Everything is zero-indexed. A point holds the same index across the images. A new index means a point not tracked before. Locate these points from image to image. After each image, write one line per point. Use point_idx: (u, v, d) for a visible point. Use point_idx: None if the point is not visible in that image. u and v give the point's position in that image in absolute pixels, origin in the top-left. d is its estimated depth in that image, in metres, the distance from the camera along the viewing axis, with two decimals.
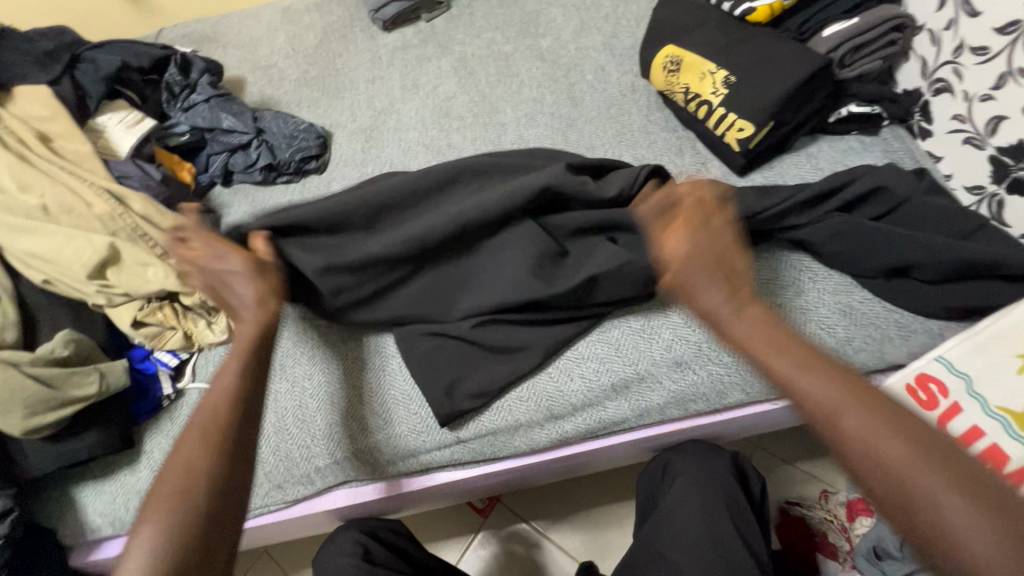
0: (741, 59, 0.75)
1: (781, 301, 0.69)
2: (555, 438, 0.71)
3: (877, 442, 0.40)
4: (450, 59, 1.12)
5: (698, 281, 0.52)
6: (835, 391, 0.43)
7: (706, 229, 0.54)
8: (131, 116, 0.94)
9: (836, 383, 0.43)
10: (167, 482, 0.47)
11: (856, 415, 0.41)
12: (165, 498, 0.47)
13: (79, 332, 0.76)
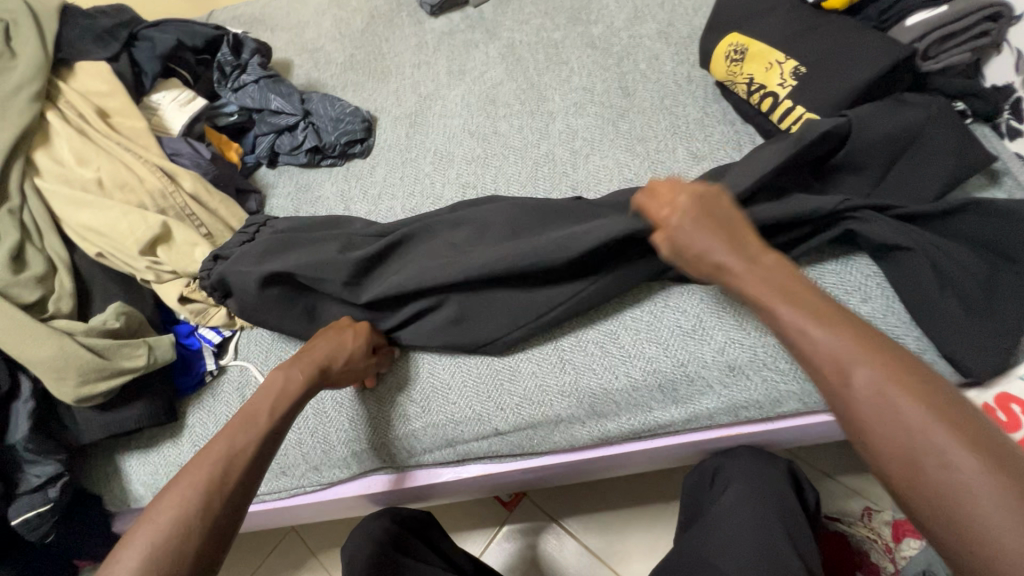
0: (815, 48, 0.71)
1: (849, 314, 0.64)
2: (597, 436, 0.69)
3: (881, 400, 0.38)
4: (498, 45, 1.09)
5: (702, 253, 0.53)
6: (848, 353, 0.41)
7: (734, 238, 0.52)
8: (183, 94, 0.96)
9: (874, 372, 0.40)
10: (170, 515, 0.48)
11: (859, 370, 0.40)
12: (163, 533, 0.47)
13: (129, 306, 0.77)
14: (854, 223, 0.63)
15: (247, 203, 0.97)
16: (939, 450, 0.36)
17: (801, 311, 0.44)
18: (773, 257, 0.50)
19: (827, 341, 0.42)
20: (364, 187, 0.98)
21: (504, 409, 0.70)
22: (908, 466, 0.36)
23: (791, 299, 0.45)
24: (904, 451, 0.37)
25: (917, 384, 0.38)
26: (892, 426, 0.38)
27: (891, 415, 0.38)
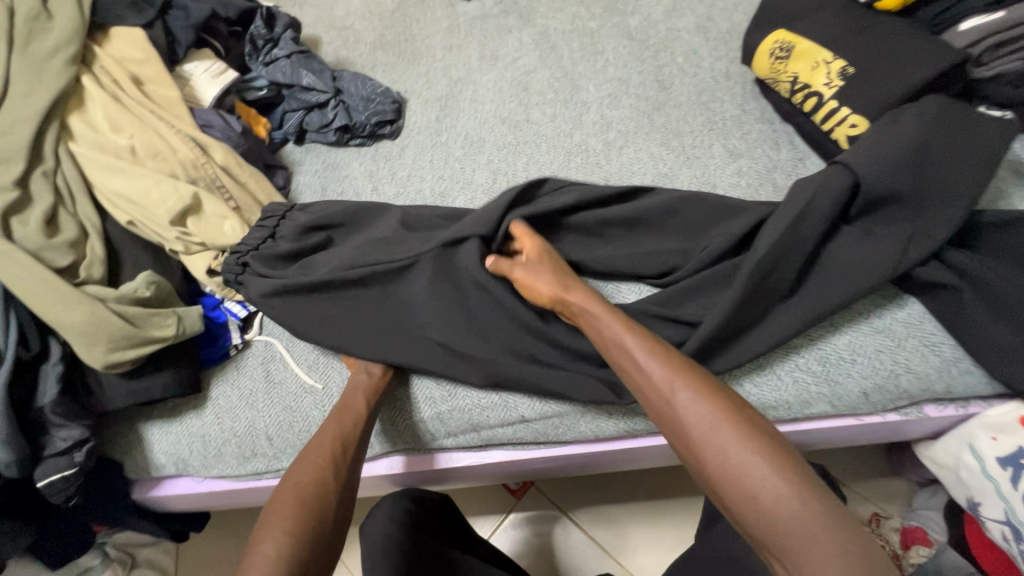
0: (864, 50, 0.70)
1: (878, 327, 0.64)
2: (623, 427, 0.69)
3: (725, 440, 0.48)
4: (532, 32, 1.08)
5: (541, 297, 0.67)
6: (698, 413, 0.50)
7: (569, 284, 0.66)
8: (216, 66, 0.95)
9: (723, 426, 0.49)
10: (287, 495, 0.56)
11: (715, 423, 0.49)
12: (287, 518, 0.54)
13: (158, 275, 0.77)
14: (897, 234, 0.62)
15: (274, 178, 0.97)
16: (769, 487, 0.45)
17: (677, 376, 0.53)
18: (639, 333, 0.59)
19: (698, 414, 0.50)
20: (392, 169, 0.97)
21: (531, 396, 0.70)
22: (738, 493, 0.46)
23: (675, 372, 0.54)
24: (742, 490, 0.46)
25: (757, 434, 0.48)
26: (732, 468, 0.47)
27: (736, 470, 0.47)
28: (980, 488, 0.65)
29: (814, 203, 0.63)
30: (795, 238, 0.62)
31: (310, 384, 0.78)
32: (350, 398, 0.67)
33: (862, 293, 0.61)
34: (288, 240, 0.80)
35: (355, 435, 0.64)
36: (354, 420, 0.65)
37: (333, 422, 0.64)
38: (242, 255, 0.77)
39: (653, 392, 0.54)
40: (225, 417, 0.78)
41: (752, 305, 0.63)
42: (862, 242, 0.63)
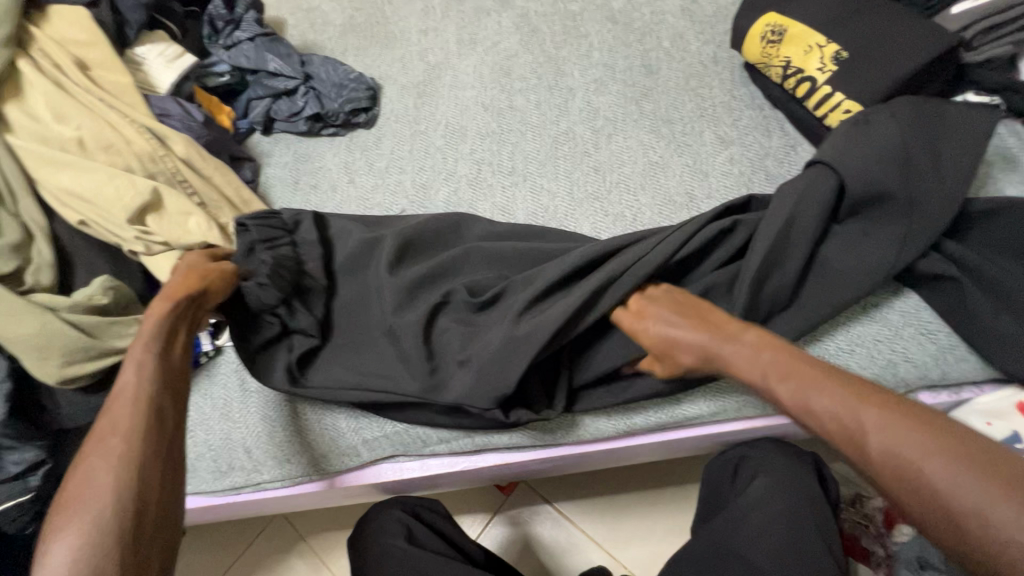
0: (857, 34, 0.68)
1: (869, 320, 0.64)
2: (621, 428, 0.67)
3: (894, 443, 0.43)
4: (512, 15, 1.04)
5: (677, 351, 0.57)
6: (846, 414, 0.46)
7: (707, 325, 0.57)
8: (172, 49, 0.87)
9: (884, 418, 0.45)
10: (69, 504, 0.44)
11: (868, 424, 0.45)
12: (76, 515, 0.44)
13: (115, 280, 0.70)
14: (897, 223, 0.61)
15: (241, 171, 0.91)
16: (952, 486, 0.41)
17: (803, 384, 0.49)
18: (754, 333, 0.55)
19: (841, 411, 0.47)
20: (369, 159, 0.92)
21: None
22: (936, 506, 0.41)
23: (792, 376, 0.50)
24: (934, 500, 0.41)
25: (911, 416, 0.44)
26: (913, 477, 0.42)
27: (918, 480, 0.42)
28: None
29: (802, 205, 0.61)
30: (786, 245, 0.61)
31: (288, 392, 0.73)
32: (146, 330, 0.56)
33: (864, 291, 0.61)
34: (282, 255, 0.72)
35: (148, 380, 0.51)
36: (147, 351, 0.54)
37: (117, 384, 0.51)
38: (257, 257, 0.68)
39: (794, 401, 0.49)
40: (198, 430, 0.73)
41: (754, 304, 0.61)
42: (853, 248, 0.62)
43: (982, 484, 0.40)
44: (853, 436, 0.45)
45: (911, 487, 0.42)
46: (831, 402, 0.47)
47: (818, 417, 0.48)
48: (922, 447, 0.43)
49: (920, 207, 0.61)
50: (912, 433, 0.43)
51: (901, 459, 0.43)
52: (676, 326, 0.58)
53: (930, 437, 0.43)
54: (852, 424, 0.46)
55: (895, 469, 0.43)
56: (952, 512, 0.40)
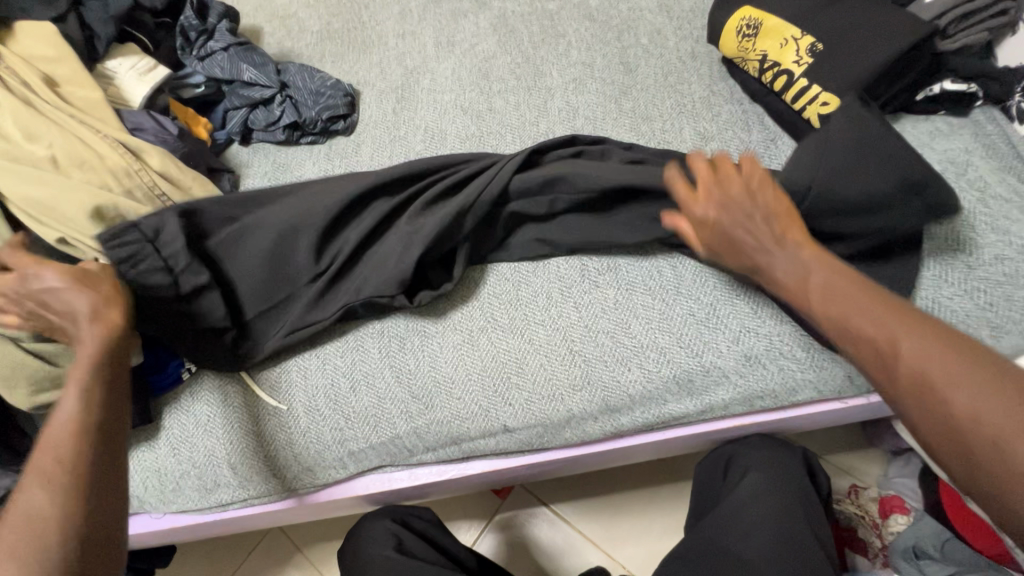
0: (831, 25, 0.68)
1: None
2: (609, 431, 0.66)
3: (926, 365, 0.42)
4: (489, 16, 1.03)
5: (739, 247, 0.55)
6: (884, 335, 0.45)
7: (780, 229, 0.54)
8: (144, 62, 0.86)
9: (922, 345, 0.43)
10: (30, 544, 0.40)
11: (906, 346, 0.43)
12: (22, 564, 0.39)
13: None
14: (879, 216, 0.60)
15: (219, 183, 0.90)
16: (978, 410, 0.39)
17: (847, 305, 0.47)
18: (809, 249, 0.52)
19: (874, 331, 0.45)
20: (348, 167, 0.91)
21: (513, 404, 0.67)
22: (947, 430, 0.40)
23: (839, 296, 0.48)
24: (951, 419, 0.40)
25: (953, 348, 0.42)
26: (937, 400, 0.41)
27: (944, 403, 0.40)
28: None
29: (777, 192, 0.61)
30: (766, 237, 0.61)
31: (271, 406, 0.72)
32: (90, 342, 0.50)
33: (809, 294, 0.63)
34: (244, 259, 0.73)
35: (90, 409, 0.46)
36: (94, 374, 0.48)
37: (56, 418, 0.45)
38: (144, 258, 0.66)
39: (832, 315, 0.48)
40: (182, 447, 0.72)
41: None
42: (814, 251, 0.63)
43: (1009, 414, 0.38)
44: (888, 357, 0.44)
45: (935, 406, 0.41)
46: (872, 324, 0.45)
47: (855, 340, 0.46)
48: (956, 375, 0.41)
49: (902, 197, 0.60)
50: (947, 362, 0.41)
51: (930, 384, 0.41)
52: (733, 226, 0.55)
53: (968, 365, 0.41)
54: (888, 350, 0.44)
55: (923, 389, 0.42)
56: (969, 433, 0.39)
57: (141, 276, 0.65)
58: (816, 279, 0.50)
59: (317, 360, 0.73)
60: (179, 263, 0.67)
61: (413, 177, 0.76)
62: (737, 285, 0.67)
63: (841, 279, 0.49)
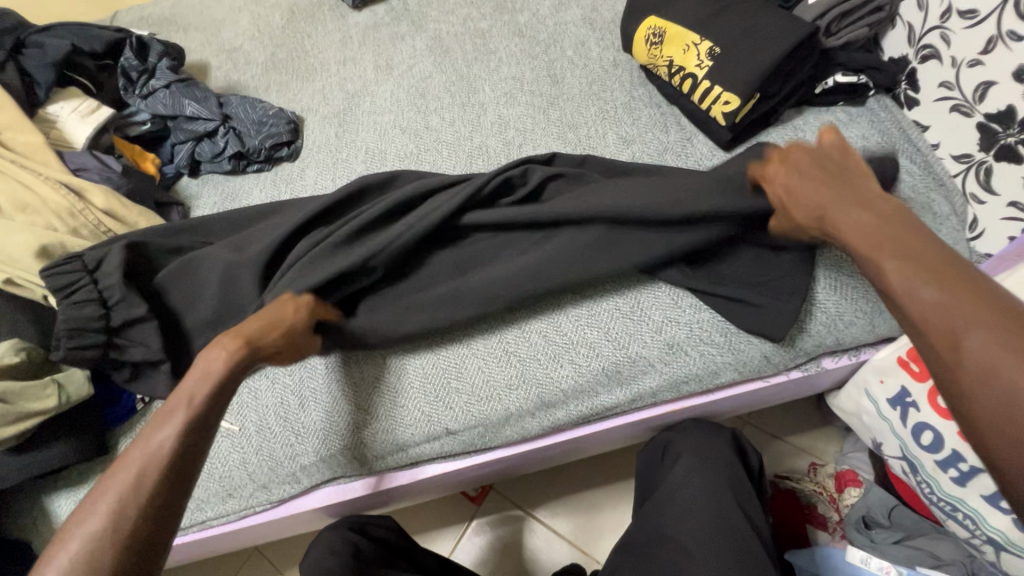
0: (726, 29, 0.73)
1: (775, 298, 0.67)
2: (547, 426, 0.69)
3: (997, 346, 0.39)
4: (425, 37, 1.07)
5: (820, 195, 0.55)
6: (958, 311, 0.42)
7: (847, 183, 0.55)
8: (85, 105, 0.89)
9: (990, 325, 0.40)
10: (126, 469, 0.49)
11: (976, 331, 0.40)
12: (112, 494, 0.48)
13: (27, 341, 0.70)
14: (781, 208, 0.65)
15: (169, 216, 0.92)
16: None
17: (915, 269, 0.45)
18: (887, 210, 0.52)
19: (938, 303, 0.43)
20: (294, 192, 0.94)
21: (454, 406, 0.69)
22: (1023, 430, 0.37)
23: (909, 258, 0.46)
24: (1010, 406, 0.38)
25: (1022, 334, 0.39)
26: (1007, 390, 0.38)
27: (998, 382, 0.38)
28: (878, 432, 0.75)
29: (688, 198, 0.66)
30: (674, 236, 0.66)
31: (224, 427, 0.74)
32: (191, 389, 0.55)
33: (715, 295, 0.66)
34: (186, 286, 0.77)
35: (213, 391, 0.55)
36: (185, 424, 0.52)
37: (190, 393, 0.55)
38: (72, 289, 0.68)
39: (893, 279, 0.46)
40: None
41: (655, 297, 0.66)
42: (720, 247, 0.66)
43: None
44: (953, 336, 0.41)
45: (990, 388, 0.39)
46: (934, 289, 0.43)
47: (924, 311, 0.43)
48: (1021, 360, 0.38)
49: None
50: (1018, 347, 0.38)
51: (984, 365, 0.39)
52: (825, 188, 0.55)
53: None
54: (949, 329, 0.42)
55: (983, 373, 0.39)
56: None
57: (73, 305, 0.68)
58: (888, 240, 0.48)
59: (268, 382, 0.76)
60: (114, 297, 0.70)
61: (349, 197, 0.79)
62: (655, 283, 0.71)
63: (920, 249, 0.47)
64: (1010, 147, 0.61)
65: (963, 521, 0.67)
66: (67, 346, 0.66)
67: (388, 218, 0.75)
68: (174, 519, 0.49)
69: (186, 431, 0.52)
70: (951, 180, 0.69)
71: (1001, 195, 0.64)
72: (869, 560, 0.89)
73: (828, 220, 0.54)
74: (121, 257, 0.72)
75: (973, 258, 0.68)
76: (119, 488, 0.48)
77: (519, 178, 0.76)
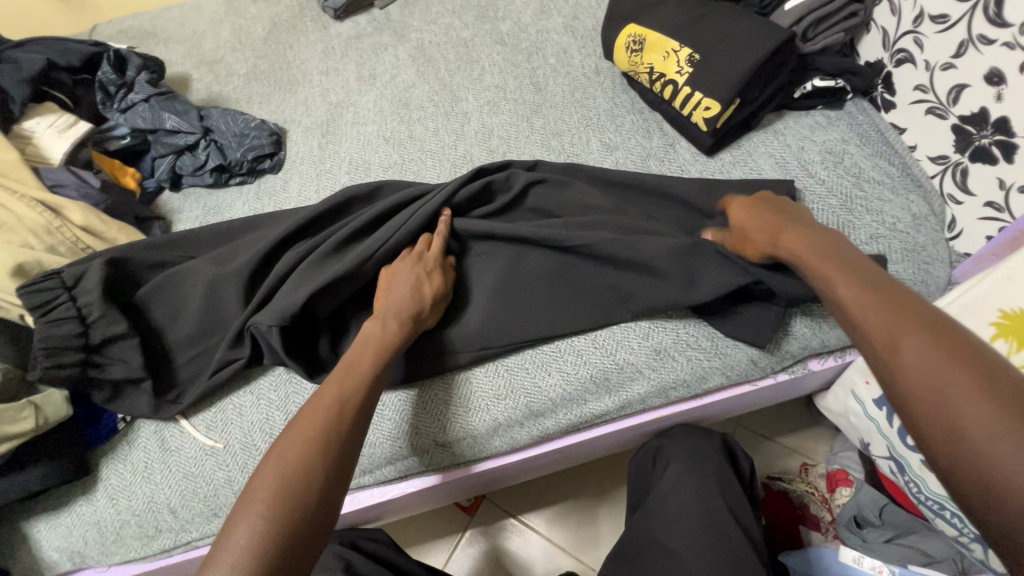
0: (705, 36, 0.74)
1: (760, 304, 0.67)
2: (536, 435, 0.69)
3: (915, 349, 0.42)
4: (408, 47, 1.07)
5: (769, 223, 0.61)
6: (888, 322, 0.45)
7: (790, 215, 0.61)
8: (62, 120, 0.88)
9: (912, 334, 0.43)
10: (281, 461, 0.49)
11: (906, 337, 0.43)
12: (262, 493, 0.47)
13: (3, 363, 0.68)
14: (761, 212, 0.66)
15: (150, 231, 0.91)
16: (959, 400, 0.39)
17: (858, 286, 0.49)
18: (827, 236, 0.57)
19: (870, 312, 0.47)
20: (277, 204, 0.93)
21: (442, 418, 0.69)
22: (938, 416, 0.40)
23: (854, 278, 0.50)
24: (928, 402, 0.41)
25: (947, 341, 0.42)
26: (927, 387, 0.41)
27: (918, 380, 0.42)
28: (867, 433, 0.75)
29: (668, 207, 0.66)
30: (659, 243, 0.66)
31: (209, 445, 0.73)
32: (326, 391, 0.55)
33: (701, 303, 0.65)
34: (168, 303, 0.76)
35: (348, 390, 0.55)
36: (325, 414, 0.52)
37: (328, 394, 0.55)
38: (51, 305, 0.67)
39: (836, 294, 0.50)
40: (120, 497, 0.72)
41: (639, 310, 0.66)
42: (706, 254, 0.66)
43: (976, 402, 0.39)
44: (885, 343, 0.45)
45: (909, 386, 0.42)
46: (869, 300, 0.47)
47: (863, 318, 0.47)
48: (938, 362, 0.41)
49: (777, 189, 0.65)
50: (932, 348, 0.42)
51: (902, 364, 0.43)
52: (766, 219, 0.62)
53: (946, 353, 0.41)
54: (882, 336, 0.45)
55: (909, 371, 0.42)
56: (946, 420, 0.39)
57: (51, 323, 0.66)
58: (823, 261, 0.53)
59: (252, 399, 0.74)
60: (93, 315, 0.69)
61: (333, 208, 0.78)
62: None
63: (858, 270, 0.51)
64: (984, 148, 0.63)
65: (951, 519, 0.68)
66: (43, 365, 0.64)
67: (372, 229, 0.75)
68: (329, 506, 0.48)
69: (331, 425, 0.52)
70: (928, 181, 0.70)
71: (977, 195, 0.65)
72: (862, 559, 0.90)
73: (782, 240, 0.58)
74: (100, 274, 0.71)
75: (952, 258, 0.69)
76: (265, 497, 0.47)
77: (502, 185, 0.76)
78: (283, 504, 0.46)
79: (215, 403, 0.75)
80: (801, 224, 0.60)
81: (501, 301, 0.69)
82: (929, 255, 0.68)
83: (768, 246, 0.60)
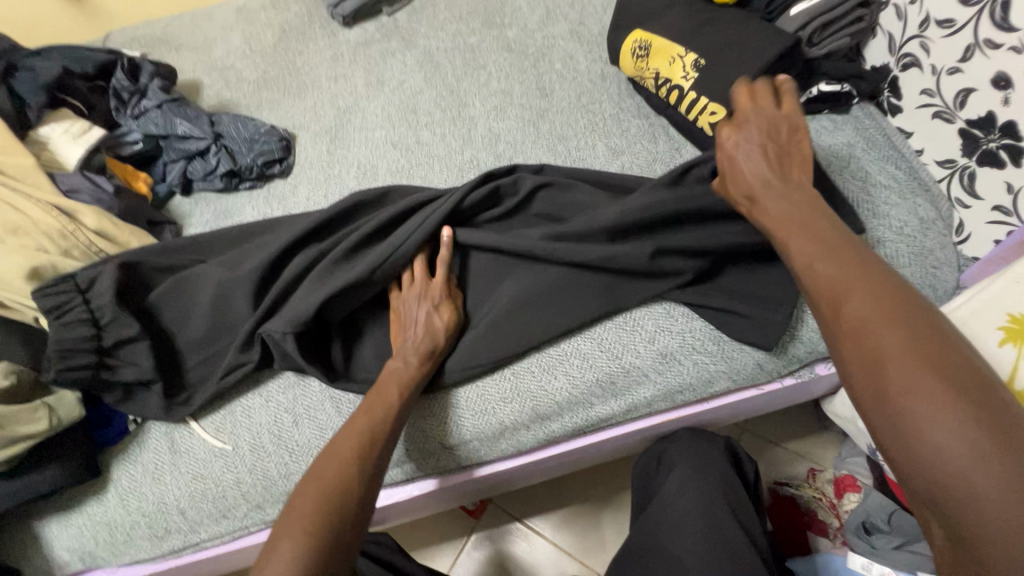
0: (710, 41, 0.74)
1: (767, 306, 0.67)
2: (543, 438, 0.69)
3: (864, 314, 0.45)
4: (415, 53, 1.08)
5: (751, 177, 0.59)
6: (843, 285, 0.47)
7: (776, 166, 0.59)
8: (76, 125, 0.89)
9: (865, 301, 0.46)
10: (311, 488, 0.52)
11: (853, 302, 0.46)
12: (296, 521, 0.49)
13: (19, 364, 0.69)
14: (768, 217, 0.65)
15: (161, 235, 0.92)
16: (893, 363, 0.42)
17: (822, 249, 0.51)
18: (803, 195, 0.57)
19: (830, 275, 0.49)
20: (286, 209, 0.94)
21: (449, 420, 0.69)
22: (872, 376, 0.43)
23: (825, 242, 0.51)
24: (865, 362, 0.44)
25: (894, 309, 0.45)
26: (868, 348, 0.44)
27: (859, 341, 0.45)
28: None
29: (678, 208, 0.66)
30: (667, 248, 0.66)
31: (218, 447, 0.73)
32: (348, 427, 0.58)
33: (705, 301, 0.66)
34: (180, 306, 0.77)
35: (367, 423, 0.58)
36: (354, 446, 0.56)
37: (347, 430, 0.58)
38: (66, 308, 0.69)
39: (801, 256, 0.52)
40: (130, 498, 0.73)
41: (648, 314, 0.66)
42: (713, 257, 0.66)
43: (910, 369, 0.42)
44: (836, 305, 0.47)
45: (851, 346, 0.45)
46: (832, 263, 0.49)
47: (820, 280, 0.49)
48: (883, 328, 0.44)
49: None
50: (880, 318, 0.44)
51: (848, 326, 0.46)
52: (751, 166, 0.60)
53: (893, 322, 0.44)
54: (835, 298, 0.48)
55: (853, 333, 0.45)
56: (877, 379, 0.43)
57: (65, 326, 0.68)
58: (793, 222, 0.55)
59: (261, 402, 0.75)
60: (106, 318, 0.70)
61: (342, 212, 0.79)
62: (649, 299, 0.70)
63: (826, 232, 0.52)
64: (991, 152, 0.62)
65: None
66: (57, 367, 0.65)
67: (381, 232, 0.75)
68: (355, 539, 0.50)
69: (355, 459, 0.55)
70: (936, 185, 0.70)
71: (984, 199, 0.65)
72: (871, 565, 0.88)
73: (758, 202, 0.59)
74: (113, 277, 0.72)
75: (960, 262, 0.69)
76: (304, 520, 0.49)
77: (510, 188, 0.77)
78: (316, 527, 0.49)
79: (225, 406, 0.76)
80: (781, 178, 0.58)
81: (510, 305, 0.69)
82: (936, 259, 0.67)
83: (742, 195, 0.60)
